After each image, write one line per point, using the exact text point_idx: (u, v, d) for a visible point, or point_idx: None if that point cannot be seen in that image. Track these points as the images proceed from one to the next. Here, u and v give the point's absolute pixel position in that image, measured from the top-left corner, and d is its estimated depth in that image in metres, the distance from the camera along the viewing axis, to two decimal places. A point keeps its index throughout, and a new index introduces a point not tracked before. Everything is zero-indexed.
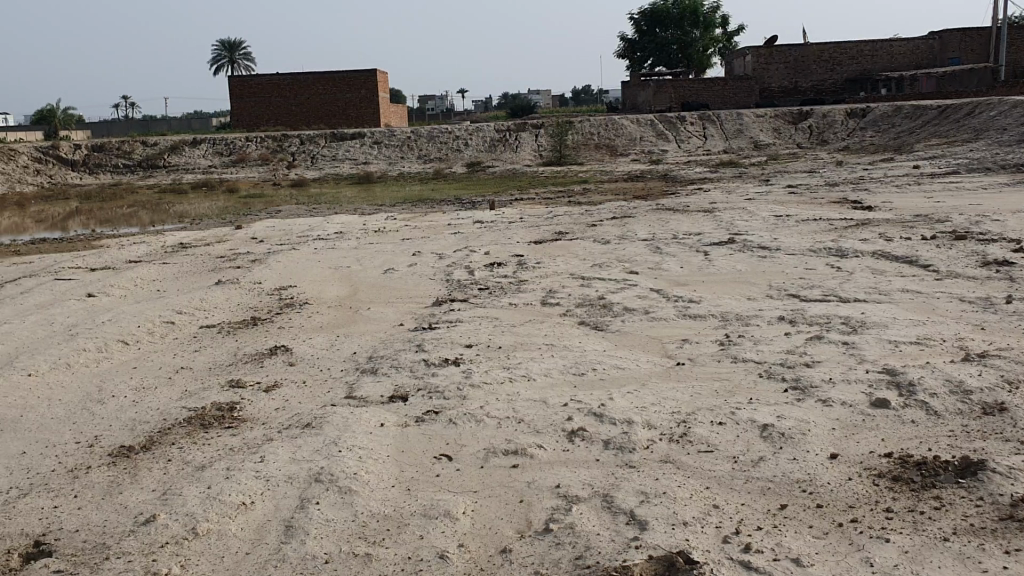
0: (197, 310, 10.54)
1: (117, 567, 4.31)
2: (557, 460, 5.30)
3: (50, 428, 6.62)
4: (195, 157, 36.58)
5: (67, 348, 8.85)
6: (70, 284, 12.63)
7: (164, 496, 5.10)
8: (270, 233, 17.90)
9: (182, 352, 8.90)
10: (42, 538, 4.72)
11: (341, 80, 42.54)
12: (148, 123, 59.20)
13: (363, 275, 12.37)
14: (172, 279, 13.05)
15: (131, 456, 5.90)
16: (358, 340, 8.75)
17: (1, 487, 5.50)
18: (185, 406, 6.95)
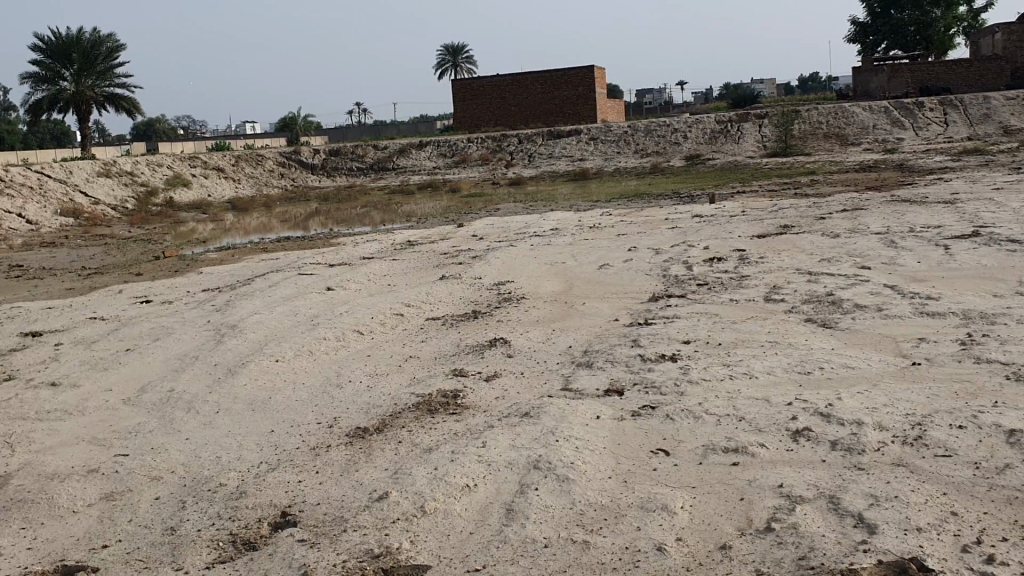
0: (424, 303, 11.07)
1: (353, 539, 4.62)
2: (779, 459, 5.15)
3: (295, 409, 7.19)
4: (421, 159, 38.34)
5: (310, 337, 9.57)
6: (311, 278, 13.64)
7: (395, 475, 5.41)
8: (491, 230, 18.48)
9: (411, 343, 9.39)
10: (288, 508, 5.13)
11: (559, 78, 43.05)
12: (379, 126, 62.71)
13: (581, 271, 12.50)
14: (401, 274, 13.77)
15: (365, 438, 6.29)
16: (575, 334, 8.88)
17: (253, 461, 6.03)
18: (413, 392, 7.32)
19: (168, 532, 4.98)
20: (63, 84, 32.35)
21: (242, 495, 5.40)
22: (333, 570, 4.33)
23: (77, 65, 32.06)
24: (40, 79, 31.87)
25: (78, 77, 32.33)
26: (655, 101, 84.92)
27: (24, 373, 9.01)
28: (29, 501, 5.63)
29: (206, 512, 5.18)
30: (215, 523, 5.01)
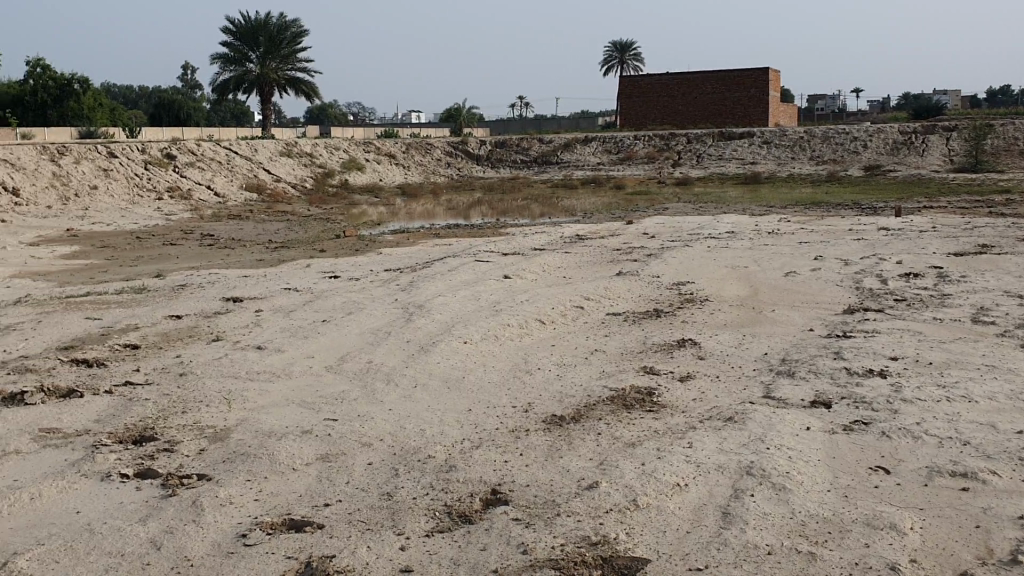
0: (604, 297, 11.08)
1: (568, 525, 4.65)
2: (1014, 490, 4.85)
3: (491, 391, 7.34)
4: (586, 155, 38.33)
5: (495, 322, 9.72)
6: (489, 266, 13.84)
7: (602, 466, 5.42)
8: (662, 229, 18.27)
9: (595, 336, 9.40)
10: (499, 487, 5.23)
11: (731, 79, 42.07)
12: (542, 121, 63.12)
13: (764, 277, 12.19)
14: (577, 268, 13.79)
15: (564, 426, 6.33)
16: (767, 341, 8.65)
17: (456, 437, 6.17)
18: (606, 386, 7.32)
19: (384, 497, 5.15)
20: (250, 66, 34.16)
21: (452, 469, 5.53)
22: (552, 552, 4.37)
23: (263, 48, 33.79)
24: (229, 60, 33.78)
25: (264, 60, 34.07)
26: (827, 108, 82.04)
27: (230, 335, 9.52)
28: (250, 455, 5.92)
29: (419, 482, 5.34)
30: (429, 494, 5.15)
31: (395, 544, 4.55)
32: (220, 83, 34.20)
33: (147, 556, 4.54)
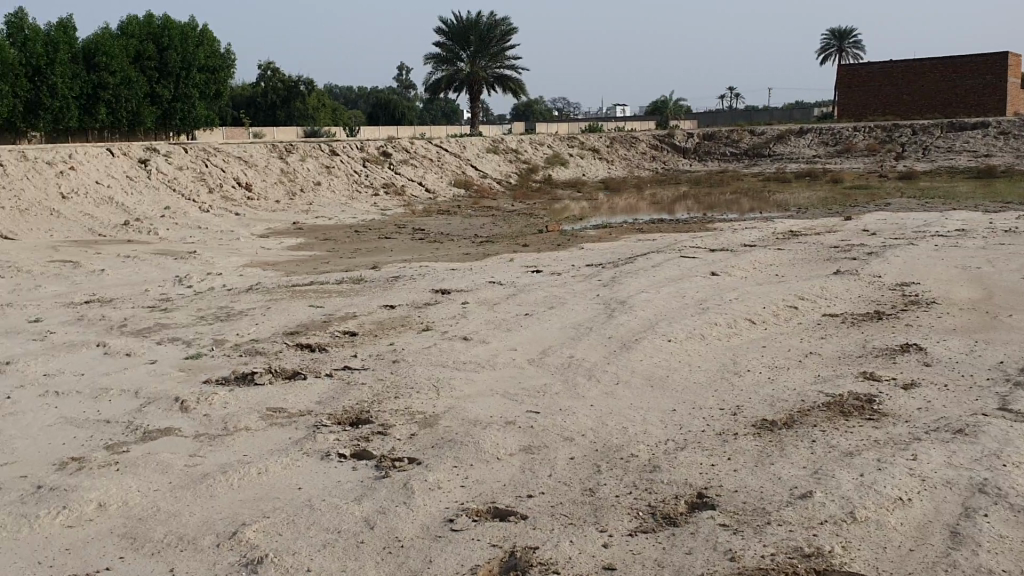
0: (819, 297, 10.57)
1: (779, 534, 4.45)
2: None
3: (696, 391, 7.18)
4: (799, 147, 36.82)
5: (701, 320, 9.48)
6: (695, 262, 13.54)
7: (815, 475, 5.15)
8: (883, 225, 17.23)
9: (809, 338, 8.97)
10: (705, 490, 5.08)
11: (963, 66, 39.15)
12: (752, 112, 61.26)
13: (1001, 278, 11.23)
14: (789, 265, 13.25)
15: (775, 431, 6.06)
16: (1004, 349, 7.95)
17: (660, 437, 6.05)
18: (821, 391, 6.97)
19: (587, 493, 5.13)
20: (461, 64, 35.20)
21: (657, 469, 5.42)
22: (761, 561, 4.19)
23: (474, 47, 34.74)
24: (441, 60, 34.97)
25: (474, 58, 35.02)
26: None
27: (439, 326, 9.82)
28: (456, 442, 6.00)
29: (622, 481, 5.27)
30: (633, 493, 5.08)
31: (598, 541, 4.51)
32: (433, 82, 35.50)
33: (361, 535, 4.56)
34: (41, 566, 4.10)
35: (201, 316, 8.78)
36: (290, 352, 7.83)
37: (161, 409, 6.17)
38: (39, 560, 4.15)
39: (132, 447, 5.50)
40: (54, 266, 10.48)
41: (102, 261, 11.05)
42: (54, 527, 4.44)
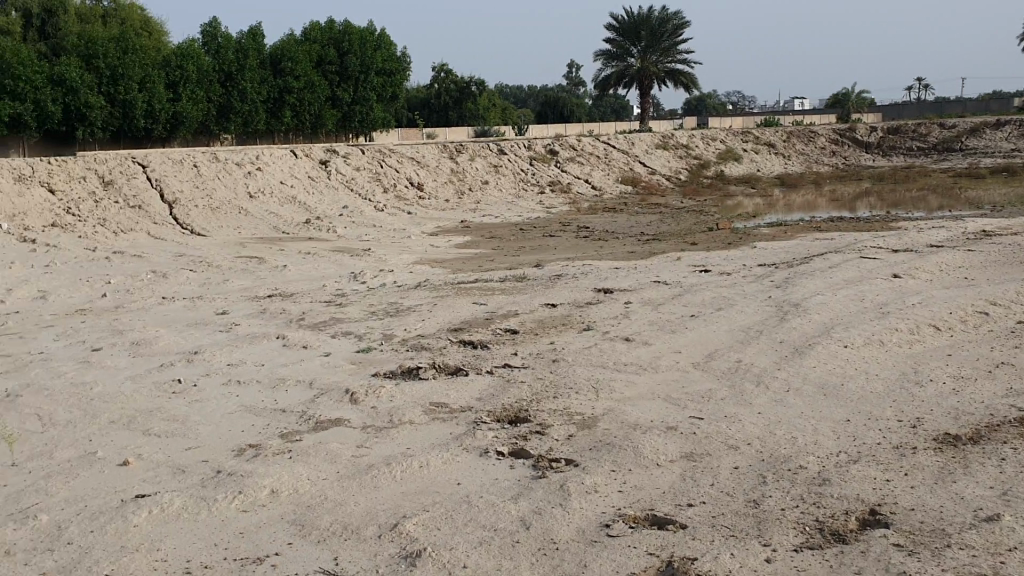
0: (1014, 302, 9.78)
1: (961, 559, 4.13)
2: None
3: (872, 400, 6.77)
4: (995, 141, 34.36)
5: (880, 325, 8.93)
6: (876, 263, 12.81)
7: (1003, 497, 4.77)
8: None
9: (1001, 347, 8.31)
10: (878, 507, 4.77)
11: None
12: (941, 104, 57.68)
13: None
14: (981, 268, 12.33)
15: (959, 447, 5.66)
16: None
17: (832, 449, 5.73)
18: (1012, 406, 6.45)
19: (750, 504, 4.83)
20: (631, 60, 34.88)
21: (826, 483, 5.11)
22: None
23: (644, 42, 34.31)
24: (612, 56, 34.82)
25: (645, 53, 34.60)
26: None
27: (601, 326, 9.33)
28: (616, 445, 5.68)
29: (788, 493, 4.97)
30: (799, 507, 4.78)
31: (760, 555, 4.26)
32: (602, 78, 35.39)
33: (517, 535, 4.37)
34: (218, 548, 3.98)
35: (371, 311, 9.00)
36: (452, 349, 7.80)
37: (333, 399, 6.08)
38: (216, 542, 4.03)
39: (305, 436, 5.41)
40: (241, 262, 11.09)
41: (283, 258, 11.59)
42: (230, 510, 4.36)
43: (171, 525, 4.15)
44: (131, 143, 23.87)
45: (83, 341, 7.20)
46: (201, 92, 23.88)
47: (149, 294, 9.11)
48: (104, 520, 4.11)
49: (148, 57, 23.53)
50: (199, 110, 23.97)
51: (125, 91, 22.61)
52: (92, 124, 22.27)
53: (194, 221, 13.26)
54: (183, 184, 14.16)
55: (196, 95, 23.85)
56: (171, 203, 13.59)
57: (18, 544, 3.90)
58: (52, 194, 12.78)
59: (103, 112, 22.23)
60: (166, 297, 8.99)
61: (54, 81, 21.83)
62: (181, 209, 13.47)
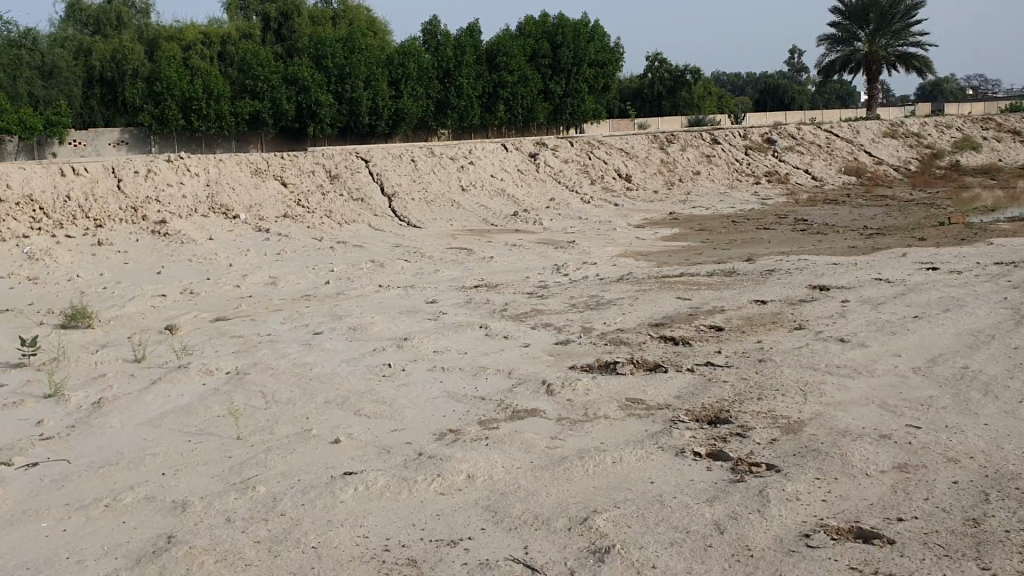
0: None
1: None
2: None
3: None
4: None
5: None
6: None
7: None
8: None
9: None
10: None
11: None
12: None
13: None
14: None
15: None
16: None
17: None
18: None
19: (970, 524, 4.38)
20: (858, 45, 32.99)
21: None
22: None
23: (873, 25, 32.28)
24: (837, 41, 33.06)
25: (874, 37, 32.58)
26: None
27: (814, 326, 8.42)
28: (824, 452, 5.23)
29: (1013, 514, 4.47)
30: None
31: None
32: (826, 65, 33.76)
33: (710, 538, 4.15)
34: (416, 528, 4.03)
35: (573, 304, 9.06)
36: (653, 344, 7.60)
37: (529, 390, 6.13)
38: (414, 521, 4.09)
39: (501, 424, 5.49)
40: (452, 253, 11.45)
41: (492, 249, 11.89)
42: (429, 492, 4.41)
43: (373, 503, 4.25)
44: (357, 138, 25.30)
45: (307, 325, 7.64)
46: (421, 89, 24.85)
47: (367, 282, 9.59)
48: (314, 495, 4.28)
49: (373, 56, 24.84)
50: (420, 106, 24.92)
51: (352, 89, 24.02)
52: (322, 121, 23.90)
53: (410, 213, 13.85)
54: (401, 178, 14.80)
55: (416, 91, 24.87)
56: (390, 195, 14.25)
57: (238, 512, 4.10)
58: (284, 187, 13.76)
59: (332, 109, 23.72)
60: (382, 285, 9.42)
61: (289, 81, 23.91)
62: (399, 202, 14.11)
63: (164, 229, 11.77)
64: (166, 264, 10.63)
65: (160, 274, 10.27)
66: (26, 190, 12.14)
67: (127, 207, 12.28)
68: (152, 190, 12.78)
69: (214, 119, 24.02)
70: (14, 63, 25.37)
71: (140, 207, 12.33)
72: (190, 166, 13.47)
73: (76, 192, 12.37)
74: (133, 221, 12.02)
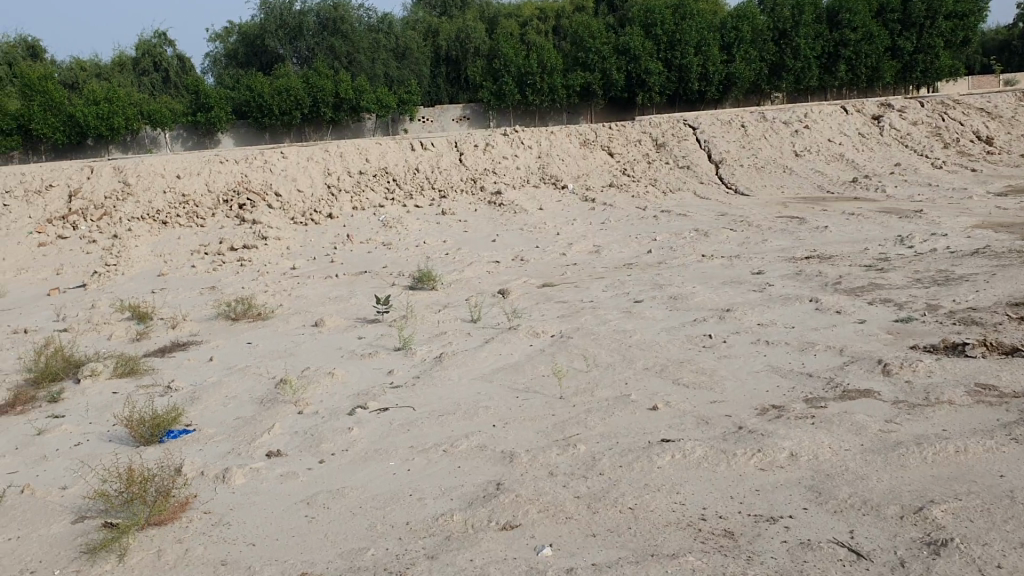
0: None
1: None
2: None
3: None
4: None
5: None
6: None
7: None
8: None
9: None
10: None
11: None
12: None
13: None
14: None
15: None
16: None
17: None
18: None
19: None
20: None
21: None
22: None
23: None
24: None
25: None
26: None
27: None
28: None
29: None
30: None
31: None
32: None
33: None
34: (734, 501, 3.71)
35: (917, 279, 7.98)
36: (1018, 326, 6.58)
37: (862, 369, 5.34)
38: (732, 494, 3.77)
39: (830, 404, 4.79)
40: (782, 222, 10.79)
41: (826, 219, 11.10)
42: (748, 466, 4.01)
43: (691, 472, 3.99)
44: (686, 104, 25.05)
45: (628, 293, 7.65)
46: (755, 52, 24.06)
47: (690, 251, 9.44)
48: (632, 458, 4.14)
49: (706, 21, 24.39)
50: (753, 70, 24.12)
51: (682, 55, 23.78)
52: (651, 89, 23.93)
53: (739, 179, 13.23)
54: (731, 144, 14.08)
55: (749, 55, 24.11)
56: (717, 162, 13.68)
57: (560, 467, 4.16)
58: (612, 156, 13.93)
59: (661, 77, 23.70)
60: (706, 255, 9.16)
61: (620, 50, 24.22)
62: (727, 168, 13.53)
63: (500, 199, 12.49)
64: (501, 232, 11.29)
65: (496, 240, 10.96)
66: (382, 164, 13.46)
67: (468, 178, 13.19)
68: (490, 162, 13.60)
69: (548, 92, 24.99)
70: (373, 46, 28.60)
71: (478, 177, 13.18)
72: (525, 138, 14.14)
73: (423, 164, 13.49)
74: (472, 191, 12.89)
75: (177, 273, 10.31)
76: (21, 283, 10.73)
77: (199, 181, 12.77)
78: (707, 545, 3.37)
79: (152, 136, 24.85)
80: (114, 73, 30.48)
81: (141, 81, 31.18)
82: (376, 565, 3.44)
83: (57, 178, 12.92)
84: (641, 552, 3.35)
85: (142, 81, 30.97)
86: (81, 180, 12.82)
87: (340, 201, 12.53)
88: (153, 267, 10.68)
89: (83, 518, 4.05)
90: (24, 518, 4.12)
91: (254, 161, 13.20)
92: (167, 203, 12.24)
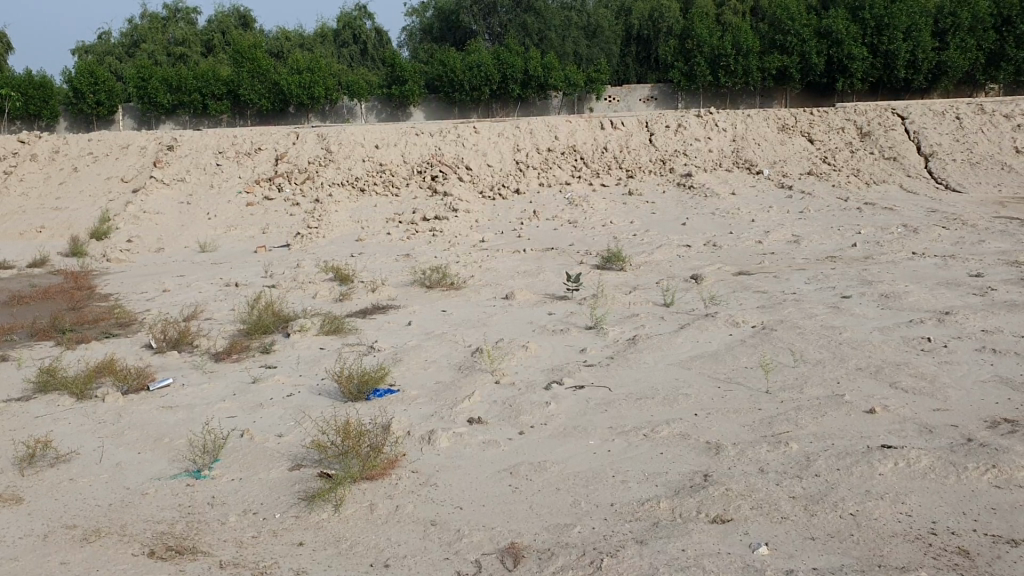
0: None
1: None
2: None
3: None
4: None
5: None
6: None
7: None
8: None
9: None
10: None
11: None
12: None
13: None
14: None
15: None
16: None
17: None
18: None
19: None
20: None
21: None
22: None
23: None
24: None
25: None
26: None
27: None
28: None
29: None
30: None
31: None
32: None
33: None
34: (967, 517, 3.44)
35: None
36: None
37: None
38: (965, 510, 3.49)
39: None
40: (1001, 223, 9.98)
41: None
42: (981, 482, 3.70)
43: (916, 482, 3.74)
44: (890, 92, 23.69)
45: (833, 288, 7.30)
46: (973, 39, 22.38)
47: (900, 248, 8.91)
48: (849, 462, 3.93)
49: (920, 7, 22.83)
50: (968, 58, 22.44)
51: (889, 40, 22.42)
52: (853, 75, 22.69)
53: (950, 174, 12.40)
54: (943, 137, 13.19)
55: (965, 42, 22.46)
56: (927, 155, 12.87)
57: (770, 464, 4.00)
58: (811, 143, 13.36)
59: (865, 62, 22.42)
60: (917, 253, 8.62)
61: (822, 34, 23.11)
62: (937, 162, 12.69)
63: (689, 182, 12.24)
64: (691, 216, 11.04)
65: (685, 224, 10.72)
66: (571, 142, 13.46)
67: (657, 159, 12.98)
68: (681, 144, 13.33)
69: (742, 75, 24.26)
70: (565, 23, 28.60)
71: (667, 159, 12.94)
72: (719, 120, 13.77)
73: (613, 144, 13.37)
74: (662, 172, 12.68)
75: (373, 239, 10.68)
76: (231, 239, 11.42)
77: (395, 152, 13.19)
78: (940, 562, 3.14)
79: (349, 107, 25.99)
80: (317, 45, 31.94)
81: (341, 52, 32.52)
82: (585, 543, 3.41)
83: (265, 142, 13.67)
84: (866, 561, 3.16)
85: (341, 52, 32.30)
86: (287, 145, 13.51)
87: (528, 176, 12.61)
88: (351, 231, 11.12)
89: (300, 466, 4.24)
90: (247, 460, 4.35)
91: (448, 135, 13.49)
92: (365, 171, 12.70)
